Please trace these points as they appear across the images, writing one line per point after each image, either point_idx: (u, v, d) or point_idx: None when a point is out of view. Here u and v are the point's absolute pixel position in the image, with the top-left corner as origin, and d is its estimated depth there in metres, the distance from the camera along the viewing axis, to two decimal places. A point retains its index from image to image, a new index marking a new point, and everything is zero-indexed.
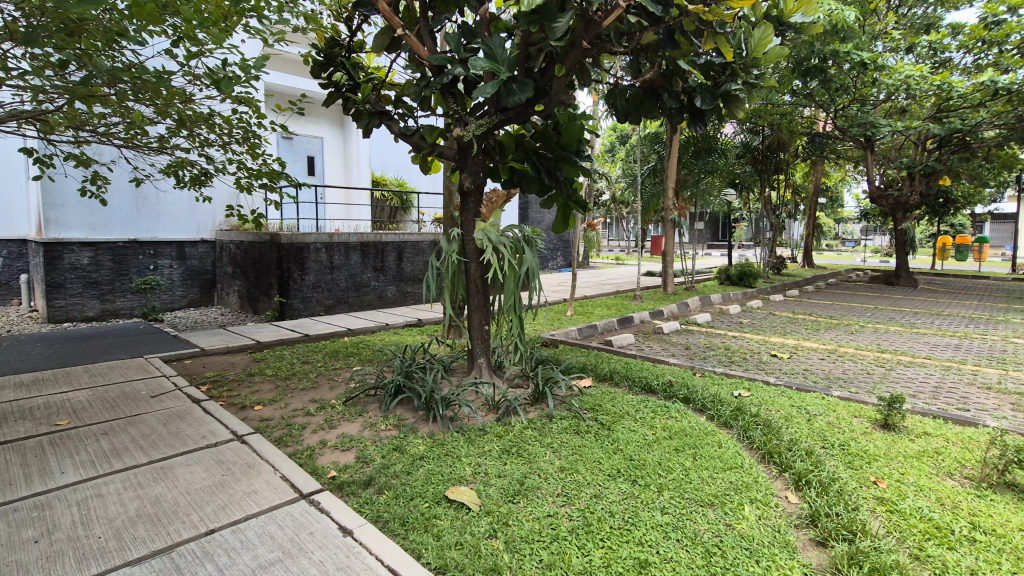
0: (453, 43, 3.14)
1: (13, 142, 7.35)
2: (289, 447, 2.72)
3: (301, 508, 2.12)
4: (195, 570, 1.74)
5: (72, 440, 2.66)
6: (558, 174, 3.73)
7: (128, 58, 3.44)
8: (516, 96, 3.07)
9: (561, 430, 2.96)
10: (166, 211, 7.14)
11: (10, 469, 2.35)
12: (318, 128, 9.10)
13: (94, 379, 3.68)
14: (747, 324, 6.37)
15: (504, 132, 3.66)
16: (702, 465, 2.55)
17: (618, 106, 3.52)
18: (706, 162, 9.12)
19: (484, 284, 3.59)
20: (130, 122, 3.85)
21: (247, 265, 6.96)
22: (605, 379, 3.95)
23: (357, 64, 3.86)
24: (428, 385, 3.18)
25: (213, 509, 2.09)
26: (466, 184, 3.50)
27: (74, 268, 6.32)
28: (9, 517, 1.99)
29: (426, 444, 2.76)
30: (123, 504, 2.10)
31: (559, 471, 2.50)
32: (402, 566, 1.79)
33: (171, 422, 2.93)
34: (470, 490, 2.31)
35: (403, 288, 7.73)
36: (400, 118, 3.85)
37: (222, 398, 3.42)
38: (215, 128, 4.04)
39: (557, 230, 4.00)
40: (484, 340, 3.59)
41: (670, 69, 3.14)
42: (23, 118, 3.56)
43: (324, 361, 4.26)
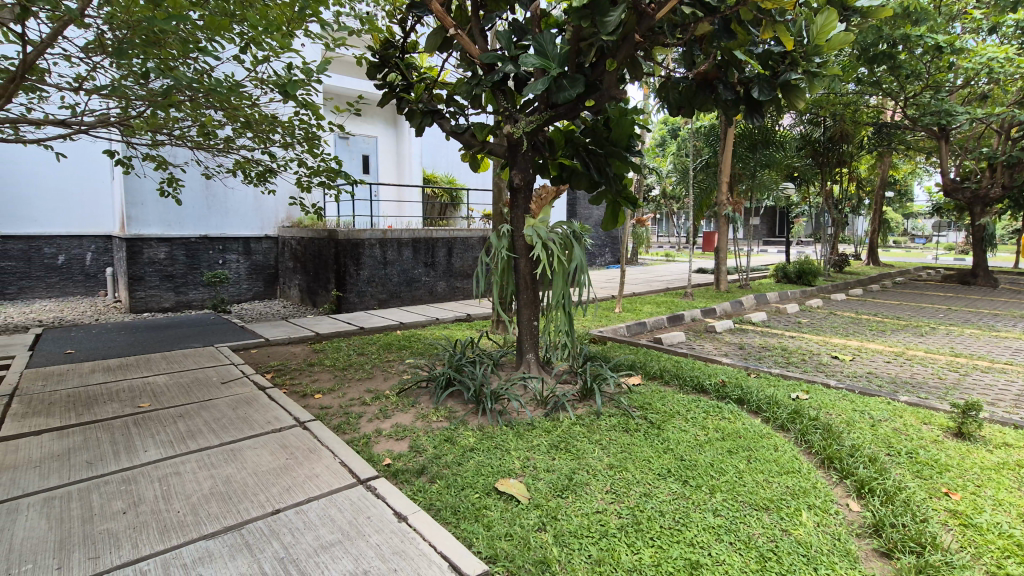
0: (503, 41, 3.16)
1: (99, 146, 7.96)
2: (347, 434, 2.85)
3: (358, 492, 2.22)
4: (263, 547, 1.85)
5: (153, 421, 2.89)
6: (608, 170, 3.67)
7: (201, 66, 3.67)
8: (567, 91, 3.05)
9: (609, 428, 2.95)
10: (234, 208, 7.55)
11: (101, 445, 2.58)
12: (373, 128, 9.37)
13: (172, 365, 3.96)
14: (806, 323, 6.11)
15: (554, 129, 3.65)
16: (757, 468, 2.48)
17: (670, 99, 3.45)
18: (762, 155, 8.78)
19: (533, 279, 3.63)
20: (201, 127, 4.10)
21: (307, 259, 7.27)
22: (655, 378, 3.90)
23: (411, 64, 3.95)
24: (478, 378, 3.24)
25: (279, 490, 2.21)
26: (517, 180, 3.53)
27: (152, 262, 6.81)
28: (101, 489, 2.19)
29: (477, 436, 2.82)
30: (199, 482, 2.26)
31: (608, 468, 2.50)
32: (454, 554, 1.83)
33: (239, 407, 3.12)
34: (519, 483, 2.35)
35: (452, 284, 7.88)
36: (452, 116, 3.91)
37: (285, 386, 3.61)
38: (279, 130, 4.25)
39: (607, 227, 3.96)
40: (533, 335, 3.61)
41: (726, 60, 3.04)
42: (112, 124, 3.87)
43: (379, 353, 4.41)
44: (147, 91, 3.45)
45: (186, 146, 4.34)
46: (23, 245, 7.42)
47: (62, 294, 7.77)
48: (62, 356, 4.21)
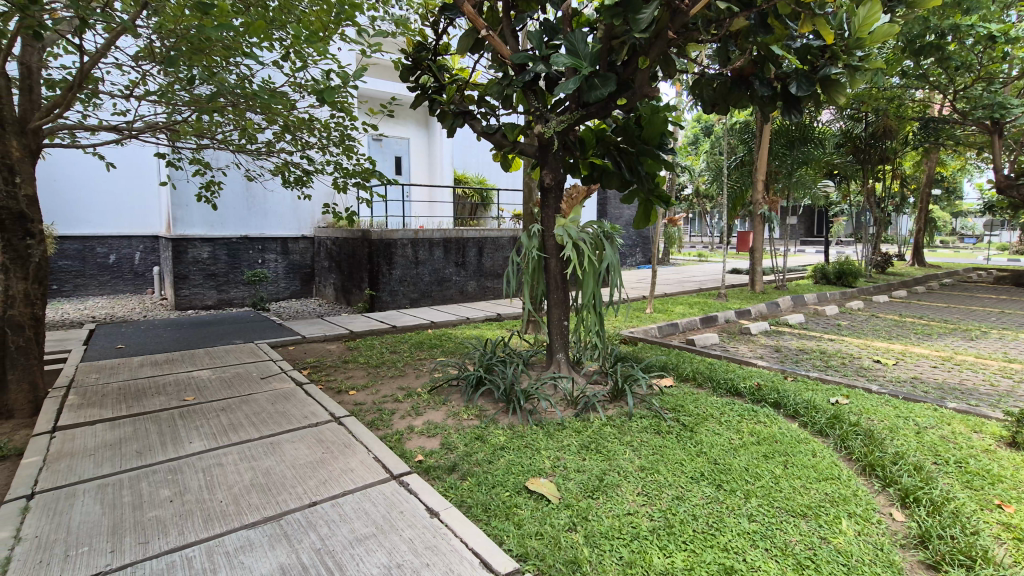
0: (535, 41, 3.18)
1: (147, 150, 8.32)
2: (381, 430, 2.91)
3: (392, 487, 2.26)
4: (301, 537, 1.90)
5: (197, 414, 3.01)
6: (639, 169, 3.64)
7: (244, 72, 3.79)
8: (598, 91, 3.03)
9: (641, 429, 2.92)
10: (273, 210, 7.78)
11: (149, 436, 2.70)
12: (405, 129, 9.51)
13: (214, 360, 4.11)
14: (846, 326, 5.91)
15: (585, 128, 3.64)
16: (794, 474, 2.41)
17: (704, 96, 3.39)
18: (800, 153, 8.53)
19: (563, 279, 3.62)
20: (243, 131, 4.25)
21: (341, 259, 7.43)
22: (688, 380, 3.84)
23: (443, 66, 3.99)
24: (509, 377, 3.26)
25: (316, 483, 2.28)
26: (547, 180, 3.54)
27: (196, 261, 7.07)
28: (150, 477, 2.29)
29: (507, 435, 2.83)
30: (240, 473, 2.35)
31: (639, 470, 2.47)
32: (485, 550, 1.85)
33: (277, 402, 3.22)
34: (550, 482, 2.35)
35: (483, 283, 7.93)
36: (483, 117, 3.93)
37: (321, 382, 3.71)
38: (316, 132, 4.36)
39: (639, 225, 3.93)
40: (563, 335, 3.60)
41: (762, 55, 2.97)
42: (161, 129, 4.04)
43: (411, 352, 4.48)
44: (193, 97, 3.59)
45: (229, 149, 4.50)
46: (78, 245, 7.81)
47: (113, 292, 8.15)
48: (114, 350, 4.42)
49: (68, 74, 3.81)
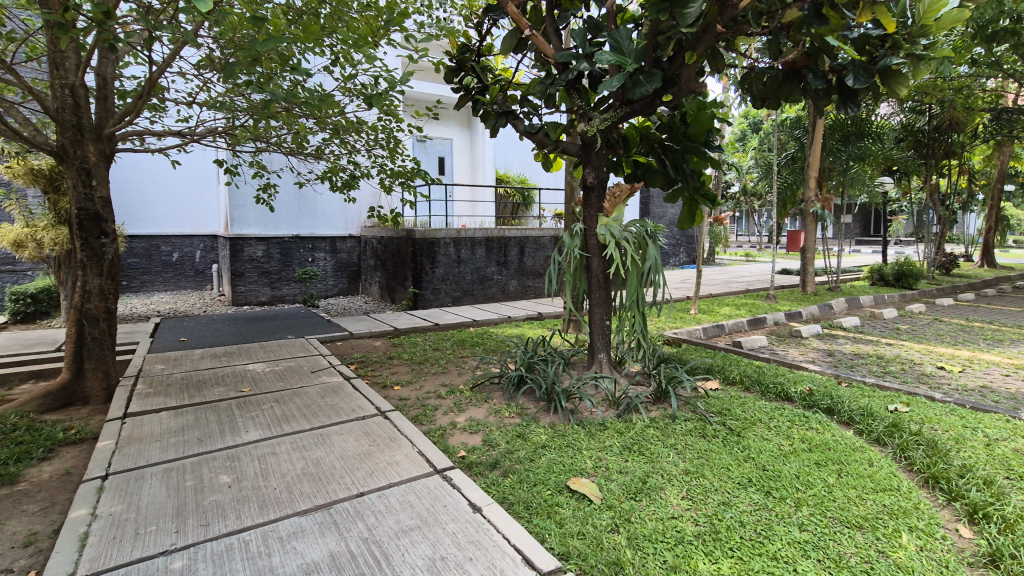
0: (578, 39, 3.17)
1: (207, 155, 8.78)
2: (424, 425, 2.97)
3: (435, 481, 2.30)
4: (350, 526, 1.96)
5: (252, 405, 3.15)
6: (685, 166, 3.57)
7: (297, 78, 3.94)
8: (643, 87, 2.98)
9: (685, 432, 2.86)
10: (323, 210, 8.06)
11: (209, 424, 2.85)
12: (448, 130, 9.65)
13: (268, 354, 4.30)
14: (906, 330, 5.60)
15: (629, 125, 3.59)
16: (849, 483, 2.31)
17: (754, 91, 3.28)
18: (856, 148, 8.14)
19: (606, 279, 3.59)
20: (296, 134, 4.41)
21: (386, 257, 7.62)
22: (735, 384, 3.73)
23: (487, 67, 4.02)
24: (550, 376, 3.26)
25: (363, 474, 2.35)
26: (589, 179, 3.52)
27: (251, 260, 7.40)
28: (210, 463, 2.42)
29: (548, 434, 2.83)
30: (292, 462, 2.45)
31: (683, 473, 2.43)
32: (527, 547, 1.85)
33: (327, 395, 3.33)
34: (591, 482, 2.34)
35: (524, 283, 7.95)
36: (526, 117, 3.93)
37: (367, 377, 3.82)
38: (364, 135, 4.49)
39: (684, 226, 3.85)
40: (605, 335, 3.57)
41: (817, 46, 2.86)
42: (221, 134, 4.24)
43: (453, 349, 4.54)
44: (250, 102, 3.77)
45: (282, 152, 4.68)
46: (145, 244, 8.32)
47: (177, 288, 8.63)
48: (177, 343, 4.69)
49: (138, 83, 4.05)
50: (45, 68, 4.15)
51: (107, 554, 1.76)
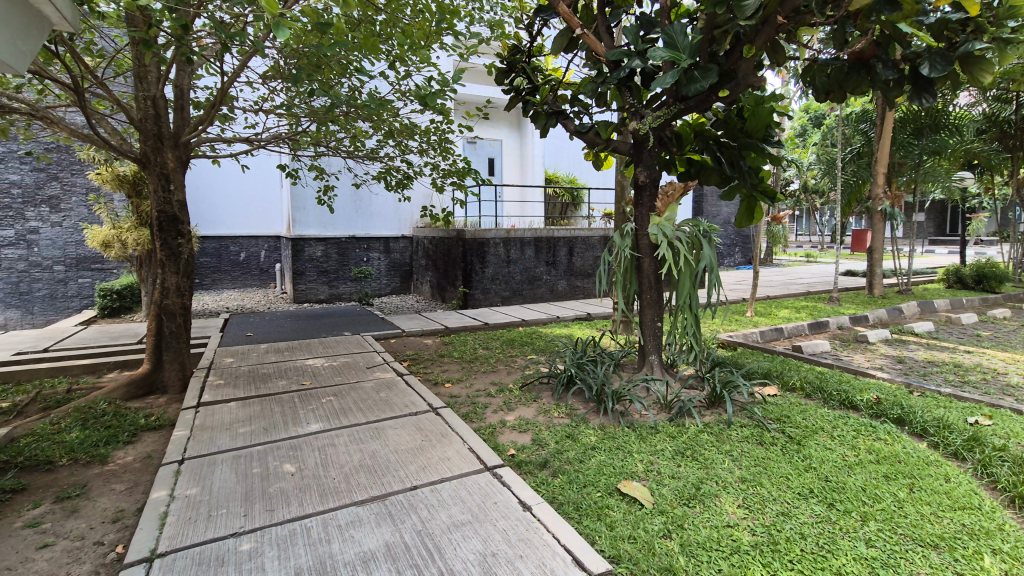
0: (630, 36, 3.12)
1: (270, 159, 9.23)
2: (474, 422, 3.02)
3: (486, 478, 2.33)
4: (404, 518, 2.02)
5: (312, 397, 3.30)
6: (741, 164, 3.45)
7: (354, 84, 4.08)
8: (698, 83, 2.91)
9: (741, 439, 2.77)
10: (377, 211, 8.30)
11: (273, 415, 3.01)
12: (498, 131, 9.73)
13: (327, 350, 4.48)
14: (988, 337, 5.18)
15: (682, 122, 3.50)
16: (922, 499, 2.17)
17: (816, 83, 3.13)
18: (930, 141, 7.60)
19: (657, 279, 3.53)
20: (354, 138, 4.58)
21: (437, 257, 7.77)
22: (795, 390, 3.57)
23: (537, 67, 4.03)
24: (600, 377, 3.24)
25: (416, 468, 2.41)
26: (641, 178, 3.46)
27: (311, 259, 7.73)
28: (275, 452, 2.55)
29: (597, 435, 2.82)
30: (350, 454, 2.54)
31: (739, 481, 2.35)
32: (576, 547, 1.85)
33: (381, 390, 3.44)
34: (643, 486, 2.30)
35: (573, 283, 7.91)
36: (576, 116, 3.91)
37: (419, 374, 3.92)
38: (418, 137, 4.60)
39: (741, 225, 3.73)
40: (656, 336, 3.50)
41: (888, 34, 2.69)
42: (285, 139, 4.45)
43: (502, 348, 4.58)
44: (312, 109, 3.93)
45: (340, 155, 4.86)
46: (215, 244, 8.86)
47: (243, 286, 9.13)
48: (245, 338, 4.97)
49: (211, 93, 4.31)
50: (129, 81, 4.49)
51: (184, 533, 1.89)
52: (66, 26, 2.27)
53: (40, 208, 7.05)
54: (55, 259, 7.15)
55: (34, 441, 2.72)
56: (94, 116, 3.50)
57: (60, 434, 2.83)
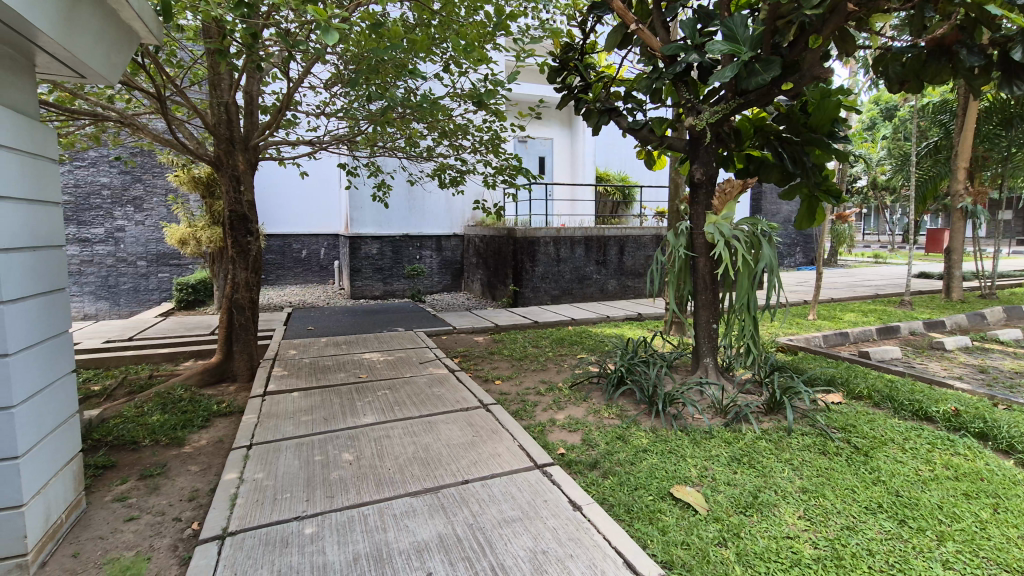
0: (688, 30, 3.04)
1: (330, 161, 9.60)
2: (525, 420, 3.04)
3: (536, 476, 2.34)
4: (456, 511, 2.06)
5: (369, 390, 3.42)
6: (805, 160, 3.30)
7: (411, 86, 4.18)
8: (759, 76, 2.80)
9: (802, 447, 2.65)
10: (430, 210, 8.47)
11: (332, 406, 3.14)
12: (550, 130, 9.71)
13: (382, 344, 4.63)
14: None
15: (742, 118, 3.38)
16: (1008, 521, 2.00)
17: (890, 73, 2.93)
18: (1020, 132, 6.97)
19: (713, 280, 3.42)
20: (410, 139, 4.70)
21: (488, 255, 7.85)
22: (862, 398, 3.38)
23: (590, 65, 3.99)
24: (652, 379, 3.18)
25: (467, 463, 2.45)
26: (697, 175, 3.36)
27: (367, 257, 8.00)
28: (335, 441, 2.66)
29: (649, 438, 2.77)
30: (404, 446, 2.61)
31: (800, 492, 2.25)
32: (628, 550, 1.82)
33: (434, 385, 3.52)
34: (697, 492, 2.24)
35: (623, 282, 7.79)
36: (630, 113, 3.83)
37: (470, 370, 3.98)
38: (473, 137, 4.66)
39: (803, 225, 3.59)
40: (711, 338, 3.40)
41: (974, 18, 2.49)
42: (345, 141, 4.61)
43: (552, 347, 4.58)
44: (370, 112, 4.06)
45: (397, 156, 4.99)
46: (279, 242, 9.32)
47: (305, 282, 9.56)
48: (306, 331, 5.21)
49: (278, 98, 4.52)
50: (205, 88, 4.79)
51: (253, 514, 2.01)
52: (152, 39, 2.43)
53: (126, 208, 7.63)
54: (138, 255, 7.73)
55: (121, 422, 2.95)
56: (174, 122, 3.75)
57: (143, 417, 3.06)
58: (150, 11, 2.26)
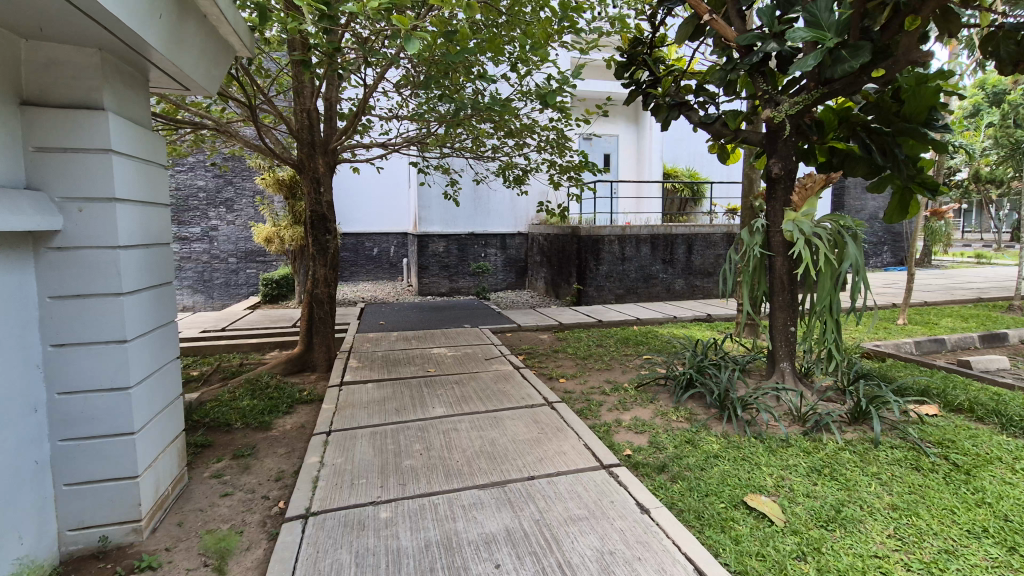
0: (766, 18, 2.90)
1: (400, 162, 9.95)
2: (590, 419, 3.03)
3: (602, 476, 2.32)
4: (523, 506, 2.09)
5: (437, 384, 3.52)
6: (897, 152, 3.04)
7: (480, 86, 4.25)
8: (846, 64, 2.63)
9: (892, 461, 2.46)
10: (495, 209, 8.57)
11: (403, 398, 3.26)
12: (615, 127, 9.56)
13: (448, 340, 4.74)
14: None
15: (825, 108, 3.17)
16: None
17: (1000, 53, 2.66)
18: None
19: (792, 280, 3.25)
20: (478, 139, 4.78)
21: (552, 253, 7.85)
22: (963, 411, 3.09)
23: (659, 58, 3.88)
24: (724, 383, 3.07)
25: (533, 459, 2.47)
26: (774, 170, 3.19)
27: (434, 255, 8.23)
28: (405, 432, 2.76)
29: (721, 443, 2.67)
30: (472, 439, 2.68)
31: (889, 508, 2.09)
32: (699, 557, 1.76)
33: (499, 381, 3.57)
34: (773, 502, 2.15)
35: (691, 282, 7.54)
36: (702, 107, 3.69)
37: (535, 368, 4.01)
38: (540, 135, 4.67)
39: (893, 219, 3.45)
40: (789, 342, 3.23)
41: None
42: (417, 142, 4.76)
43: (617, 346, 4.52)
44: (441, 113, 4.18)
45: (464, 155, 5.10)
46: (353, 240, 9.78)
47: (375, 279, 9.96)
48: (378, 326, 5.44)
49: (354, 103, 4.74)
50: (289, 96, 5.11)
51: (333, 496, 2.13)
52: (245, 51, 2.61)
53: (219, 209, 8.28)
54: (229, 252, 8.36)
55: (217, 406, 3.23)
56: (262, 129, 4.03)
57: (235, 401, 3.33)
58: (243, 26, 2.43)
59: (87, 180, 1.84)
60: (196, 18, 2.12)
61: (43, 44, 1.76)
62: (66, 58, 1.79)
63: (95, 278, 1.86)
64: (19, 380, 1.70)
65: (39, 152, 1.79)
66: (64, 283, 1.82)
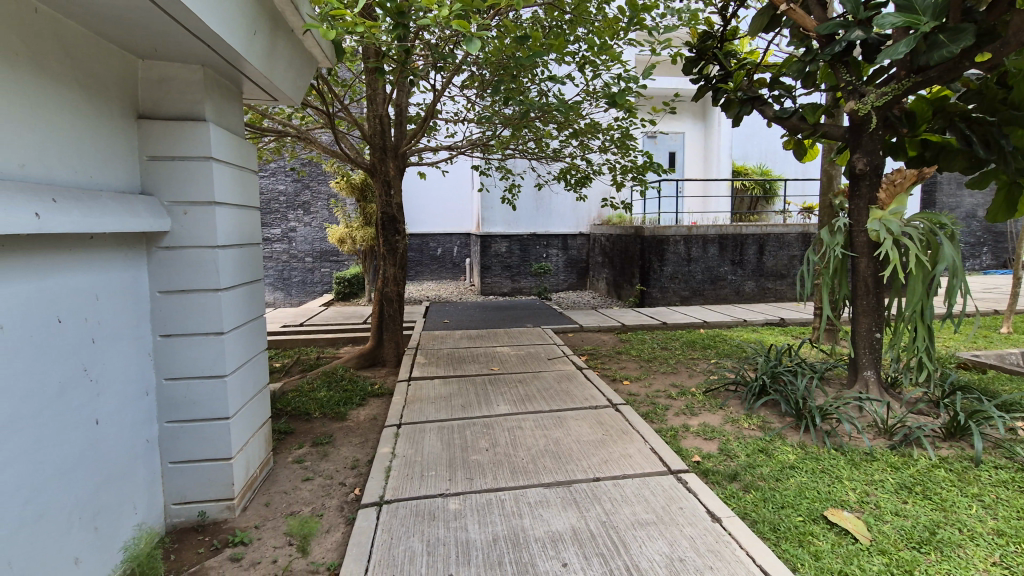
0: (849, 4, 2.73)
1: None
2: (656, 423, 2.98)
3: (670, 481, 2.27)
4: (589, 506, 2.09)
5: (500, 382, 3.56)
6: (1003, 144, 2.80)
7: (545, 87, 4.28)
8: (943, 49, 2.42)
9: (996, 482, 2.25)
10: (557, 209, 8.57)
11: (468, 395, 3.32)
12: (681, 124, 9.32)
13: (511, 339, 4.79)
14: None
15: (916, 98, 2.95)
16: None
17: None
18: None
19: (877, 283, 3.03)
20: (542, 140, 4.82)
21: (614, 254, 7.75)
22: None
23: (731, 52, 3.74)
24: (800, 391, 2.92)
25: (598, 461, 2.45)
26: (858, 166, 2.99)
27: (496, 255, 8.33)
28: (470, 428, 2.82)
29: (798, 454, 2.54)
30: (536, 438, 2.69)
31: (994, 533, 1.92)
32: (775, 570, 1.69)
33: (562, 381, 3.58)
34: (856, 518, 2.02)
35: (762, 284, 7.20)
36: (776, 101, 3.53)
37: (599, 369, 3.99)
38: (605, 135, 4.62)
39: (1000, 216, 3.15)
40: (873, 349, 3.02)
41: None
42: (481, 145, 4.85)
43: (684, 349, 4.40)
44: (506, 115, 4.24)
45: (528, 156, 5.14)
46: (418, 241, 10.10)
47: (439, 278, 10.21)
48: (443, 324, 5.58)
49: (422, 108, 4.90)
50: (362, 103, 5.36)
51: (404, 486, 2.21)
52: (326, 62, 2.76)
53: (296, 211, 8.79)
54: (305, 252, 8.85)
55: (297, 396, 3.43)
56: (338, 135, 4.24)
57: (313, 392, 3.52)
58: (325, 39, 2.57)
59: (192, 185, 2.02)
60: (285, 33, 2.26)
61: (157, 63, 1.96)
62: (173, 75, 1.98)
63: (197, 276, 2.03)
64: (135, 365, 1.89)
65: (152, 160, 1.98)
66: (172, 279, 2.01)
